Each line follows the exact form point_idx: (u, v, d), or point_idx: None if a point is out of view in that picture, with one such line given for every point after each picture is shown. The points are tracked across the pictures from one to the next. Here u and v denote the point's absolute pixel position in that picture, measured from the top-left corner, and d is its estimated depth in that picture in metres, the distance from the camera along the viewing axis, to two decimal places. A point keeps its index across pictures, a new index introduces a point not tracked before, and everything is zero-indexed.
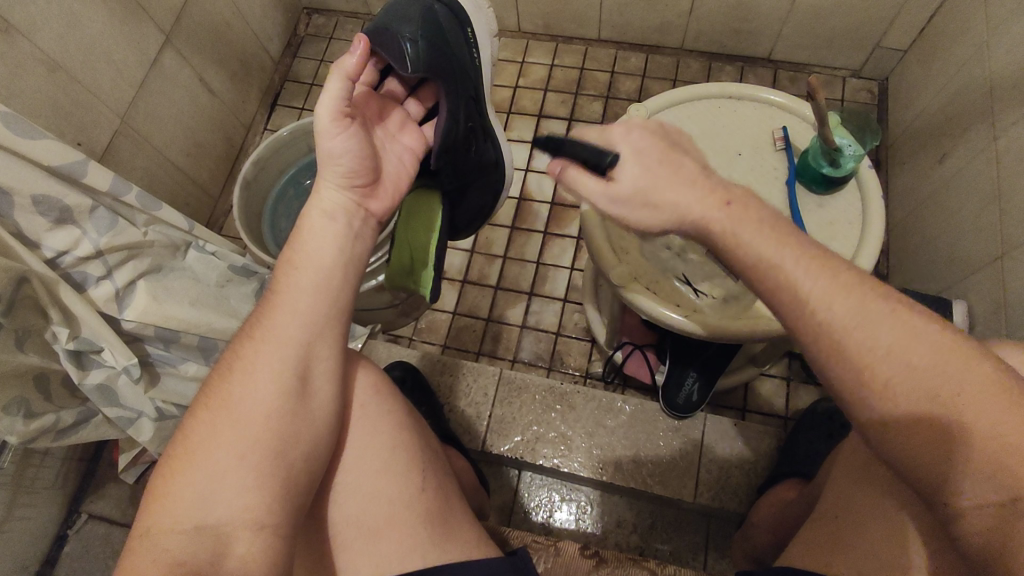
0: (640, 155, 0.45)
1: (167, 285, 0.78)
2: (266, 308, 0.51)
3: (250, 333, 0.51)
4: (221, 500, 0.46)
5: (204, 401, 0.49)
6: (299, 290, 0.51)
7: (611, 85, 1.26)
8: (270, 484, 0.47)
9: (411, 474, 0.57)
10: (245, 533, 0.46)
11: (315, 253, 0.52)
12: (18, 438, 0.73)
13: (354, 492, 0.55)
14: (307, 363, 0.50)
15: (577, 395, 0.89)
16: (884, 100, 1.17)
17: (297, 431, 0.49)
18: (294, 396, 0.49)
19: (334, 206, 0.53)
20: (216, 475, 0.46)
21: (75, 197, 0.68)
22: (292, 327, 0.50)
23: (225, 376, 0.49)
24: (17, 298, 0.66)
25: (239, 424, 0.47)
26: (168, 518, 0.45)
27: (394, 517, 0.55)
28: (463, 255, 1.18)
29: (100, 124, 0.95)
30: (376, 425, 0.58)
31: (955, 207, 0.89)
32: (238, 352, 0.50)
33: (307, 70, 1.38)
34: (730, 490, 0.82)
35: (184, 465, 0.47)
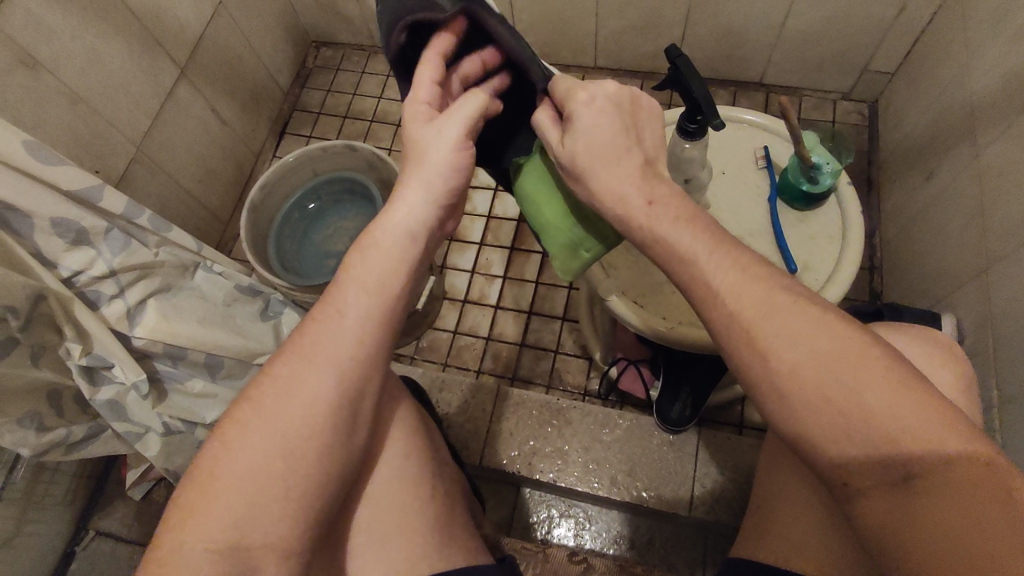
0: (593, 136, 0.49)
1: (175, 304, 0.82)
2: (324, 325, 0.49)
3: (303, 352, 0.48)
4: (261, 523, 0.45)
5: (246, 419, 0.47)
6: (360, 314, 0.49)
7: None
8: (307, 508, 0.47)
9: (423, 492, 0.58)
10: (273, 559, 0.46)
11: (386, 275, 0.49)
12: (30, 450, 0.76)
13: (370, 501, 0.57)
14: (360, 391, 0.50)
15: (573, 410, 0.90)
16: (874, 122, 1.20)
17: (336, 458, 0.49)
18: (340, 425, 0.49)
19: (417, 227, 0.50)
20: (254, 498, 0.45)
21: (91, 220, 0.71)
22: (347, 354, 0.48)
23: (273, 396, 0.47)
24: (34, 316, 0.70)
25: (285, 449, 0.46)
26: (196, 538, 0.44)
27: (406, 527, 0.56)
28: (464, 275, 1.20)
29: (117, 152, 1.00)
30: (390, 445, 0.58)
31: (942, 224, 0.91)
32: (289, 368, 0.48)
33: (315, 101, 1.43)
34: (724, 504, 0.82)
35: (218, 485, 0.45)
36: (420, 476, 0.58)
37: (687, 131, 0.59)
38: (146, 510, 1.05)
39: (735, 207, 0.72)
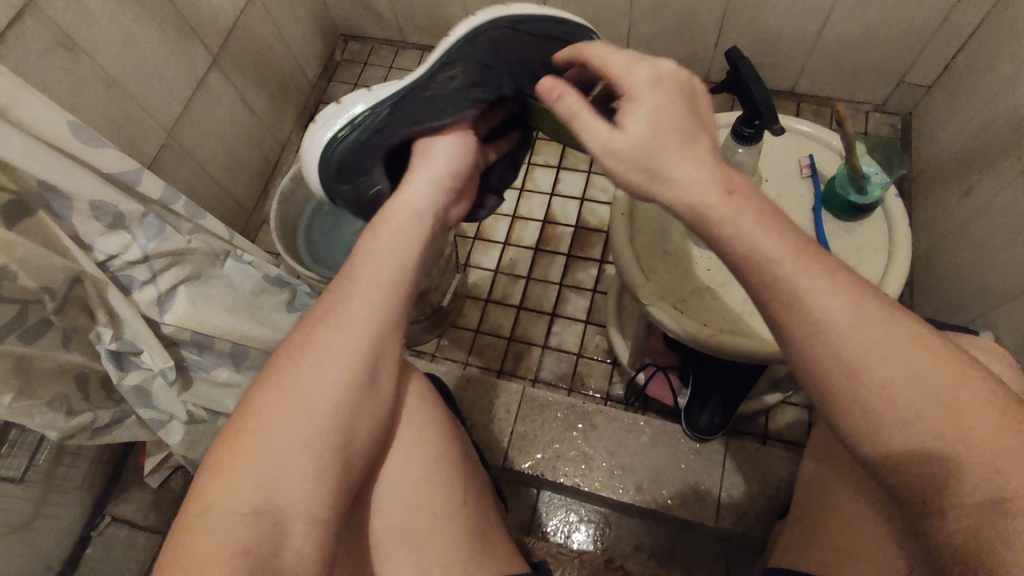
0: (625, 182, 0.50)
1: (205, 291, 0.81)
2: (342, 291, 0.52)
3: (322, 318, 0.51)
4: (284, 487, 0.46)
5: (269, 383, 0.49)
6: (379, 278, 0.52)
7: None
8: (329, 476, 0.48)
9: (453, 491, 0.57)
10: (298, 528, 0.46)
11: (400, 249, 0.53)
12: (57, 433, 0.75)
13: (395, 500, 0.56)
14: (378, 358, 0.52)
15: (599, 414, 0.89)
16: (907, 135, 1.18)
17: (357, 422, 0.50)
18: (363, 387, 0.51)
19: (419, 206, 0.56)
20: (278, 460, 0.46)
21: (127, 205, 0.70)
22: (365, 320, 0.51)
23: (299, 358, 0.49)
24: (68, 298, 0.70)
25: (310, 405, 0.48)
26: (223, 501, 0.44)
27: (436, 528, 0.55)
28: (487, 274, 1.20)
29: (149, 138, 1.00)
30: (417, 440, 0.57)
31: (981, 240, 0.89)
32: (310, 333, 0.50)
33: (342, 94, 1.43)
34: (751, 516, 0.81)
35: (244, 448, 0.46)
36: (448, 471, 0.58)
37: (742, 135, 0.59)
38: (162, 498, 1.04)
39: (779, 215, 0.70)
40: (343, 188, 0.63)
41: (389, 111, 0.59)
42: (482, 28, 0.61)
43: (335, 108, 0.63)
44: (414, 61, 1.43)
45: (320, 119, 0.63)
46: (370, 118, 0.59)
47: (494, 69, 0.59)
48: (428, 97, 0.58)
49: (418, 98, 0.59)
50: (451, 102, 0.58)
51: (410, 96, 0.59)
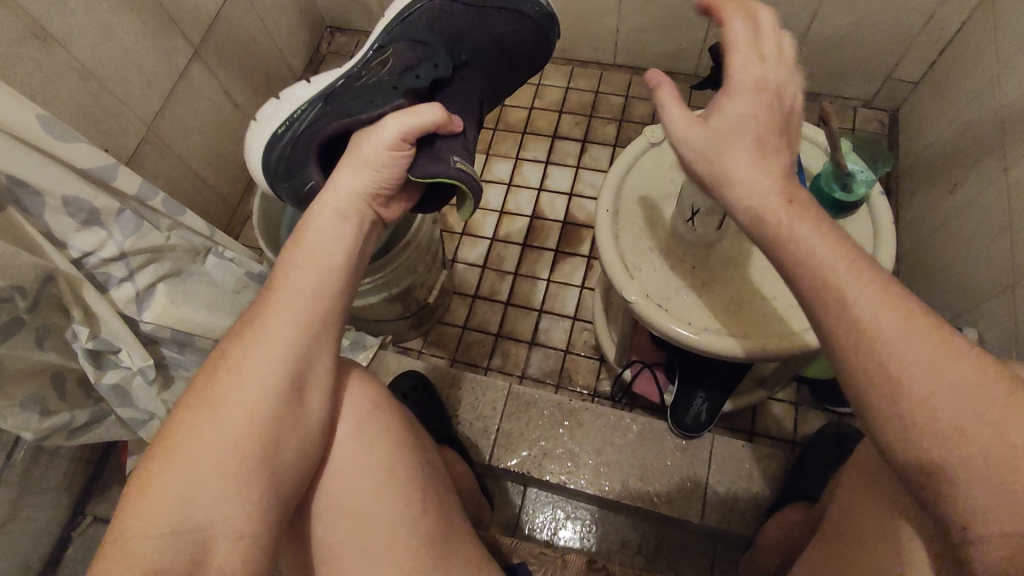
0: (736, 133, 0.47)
1: (186, 289, 0.81)
2: (262, 307, 0.51)
3: (241, 334, 0.50)
4: (202, 503, 0.45)
5: (187, 404, 0.48)
6: (299, 289, 0.51)
7: (625, 109, 1.29)
8: (253, 491, 0.47)
9: (406, 497, 0.55)
10: (227, 543, 0.45)
11: (317, 254, 0.52)
12: (31, 434, 0.74)
13: (347, 512, 0.54)
14: (298, 369, 0.50)
15: (585, 411, 0.89)
16: (894, 131, 1.18)
17: (283, 437, 0.49)
18: (285, 401, 0.49)
19: (343, 198, 0.54)
20: (195, 477, 0.45)
21: (103, 201, 0.69)
22: (286, 328, 0.50)
23: (214, 373, 0.49)
24: (42, 297, 0.68)
25: (224, 423, 0.47)
26: (143, 523, 0.44)
27: (393, 539, 0.53)
28: (475, 270, 1.19)
29: (127, 132, 0.97)
30: (366, 449, 0.56)
31: (965, 237, 0.90)
32: (227, 349, 0.50)
33: None
34: (736, 513, 0.81)
35: (163, 466, 0.46)
36: (400, 479, 0.56)
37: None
38: None
39: None
40: (283, 185, 0.65)
41: (329, 102, 0.63)
42: (410, 15, 0.69)
43: (274, 111, 0.67)
44: None
45: (260, 119, 0.69)
46: (310, 110, 0.64)
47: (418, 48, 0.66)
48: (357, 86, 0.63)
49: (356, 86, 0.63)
50: (387, 81, 0.62)
51: (348, 86, 0.64)
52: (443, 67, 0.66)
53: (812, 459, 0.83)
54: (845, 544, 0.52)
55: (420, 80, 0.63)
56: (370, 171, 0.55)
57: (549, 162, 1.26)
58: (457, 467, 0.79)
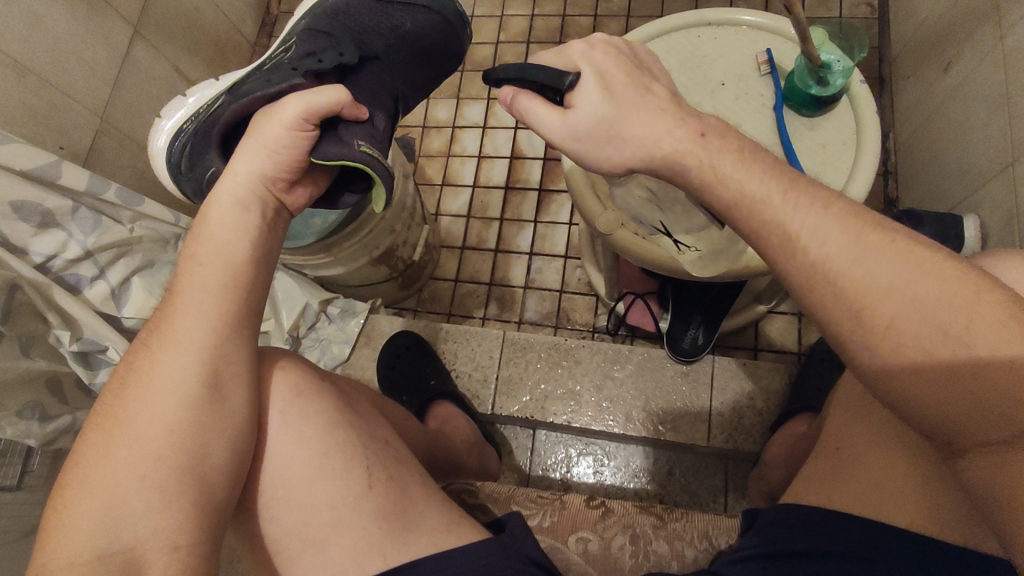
0: (601, 79, 0.46)
1: (161, 280, 0.80)
2: (166, 312, 0.48)
3: (144, 344, 0.48)
4: (125, 525, 0.42)
5: (95, 425, 0.45)
6: (204, 288, 0.48)
7: (596, 29, 1.21)
8: (178, 505, 0.43)
9: (350, 476, 0.49)
10: (156, 554, 0.42)
11: (202, 249, 0.50)
12: (37, 441, 0.70)
13: (288, 503, 0.48)
14: (211, 365, 0.47)
15: (581, 349, 0.88)
16: (884, 13, 1.10)
17: (205, 442, 0.45)
18: (199, 402, 0.46)
19: (245, 191, 0.52)
20: (115, 498, 0.43)
21: (54, 201, 0.68)
22: (190, 327, 0.47)
23: (120, 394, 0.46)
24: (13, 306, 0.66)
25: (134, 440, 0.44)
26: (63, 555, 0.41)
27: (339, 522, 0.48)
28: (460, 221, 1.16)
29: (80, 125, 0.94)
30: (296, 428, 0.50)
31: (963, 118, 0.84)
32: (132, 364, 0.47)
33: None
34: (743, 431, 0.81)
35: (79, 494, 0.43)
36: (339, 457, 0.50)
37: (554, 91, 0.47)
38: None
39: (741, 121, 0.66)
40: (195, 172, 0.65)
41: (238, 93, 0.62)
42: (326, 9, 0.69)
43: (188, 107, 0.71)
44: None
45: (167, 113, 0.74)
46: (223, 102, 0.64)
47: (328, 39, 0.65)
48: (252, 81, 0.62)
49: (264, 76, 0.62)
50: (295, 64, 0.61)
51: (257, 76, 0.63)
52: (352, 56, 0.64)
53: (815, 368, 0.82)
54: (848, 448, 0.50)
55: (326, 64, 0.62)
56: (268, 157, 0.53)
57: None
58: (455, 423, 0.81)
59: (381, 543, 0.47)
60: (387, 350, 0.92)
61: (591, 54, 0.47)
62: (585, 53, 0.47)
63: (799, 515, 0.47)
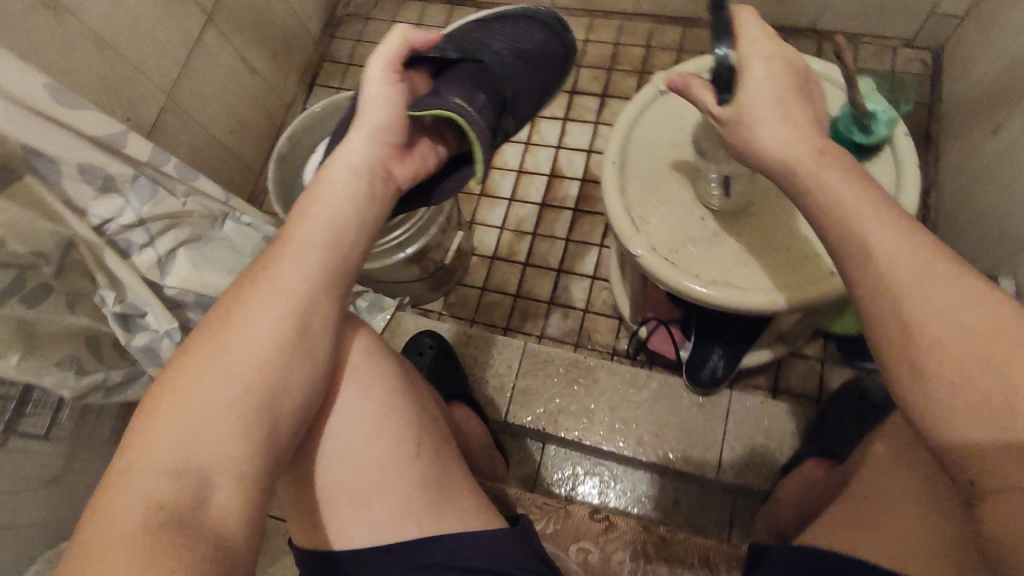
0: (772, 82, 0.49)
1: (205, 254, 0.83)
2: (273, 252, 0.49)
3: (251, 278, 0.48)
4: (201, 454, 0.41)
5: (190, 350, 0.45)
6: (308, 235, 0.49)
7: (646, 60, 1.24)
8: (258, 442, 0.44)
9: (405, 441, 0.51)
10: (226, 484, 0.41)
11: (321, 198, 0.51)
12: (70, 393, 0.73)
13: (344, 456, 0.50)
14: (308, 313, 0.48)
15: (600, 368, 0.89)
16: (936, 71, 1.10)
17: (291, 383, 0.46)
18: (294, 345, 0.47)
19: (357, 152, 0.53)
20: (195, 421, 0.42)
21: (117, 167, 0.72)
22: (294, 270, 0.48)
23: (219, 323, 0.46)
24: (68, 262, 0.70)
25: (228, 367, 0.44)
26: (142, 467, 0.41)
27: (386, 484, 0.49)
28: (494, 232, 1.18)
29: (147, 101, 0.99)
30: (365, 387, 0.52)
31: (1008, 182, 0.84)
32: (237, 296, 0.47)
33: (344, 51, 1.41)
34: (754, 469, 0.81)
35: (165, 413, 0.42)
36: (396, 422, 0.51)
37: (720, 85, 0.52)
38: None
39: None
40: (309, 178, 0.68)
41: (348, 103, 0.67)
42: None
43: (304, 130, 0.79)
44: (415, 12, 1.39)
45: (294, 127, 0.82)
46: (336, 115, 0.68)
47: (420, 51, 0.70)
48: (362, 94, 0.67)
49: None
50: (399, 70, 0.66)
51: None
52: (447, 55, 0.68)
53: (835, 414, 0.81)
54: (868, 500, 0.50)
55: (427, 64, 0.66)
56: (374, 120, 0.55)
57: (568, 118, 1.23)
58: (471, 424, 0.81)
59: (413, 513, 0.48)
60: (410, 347, 0.93)
61: (769, 59, 0.50)
62: (764, 60, 0.50)
63: (806, 554, 0.47)
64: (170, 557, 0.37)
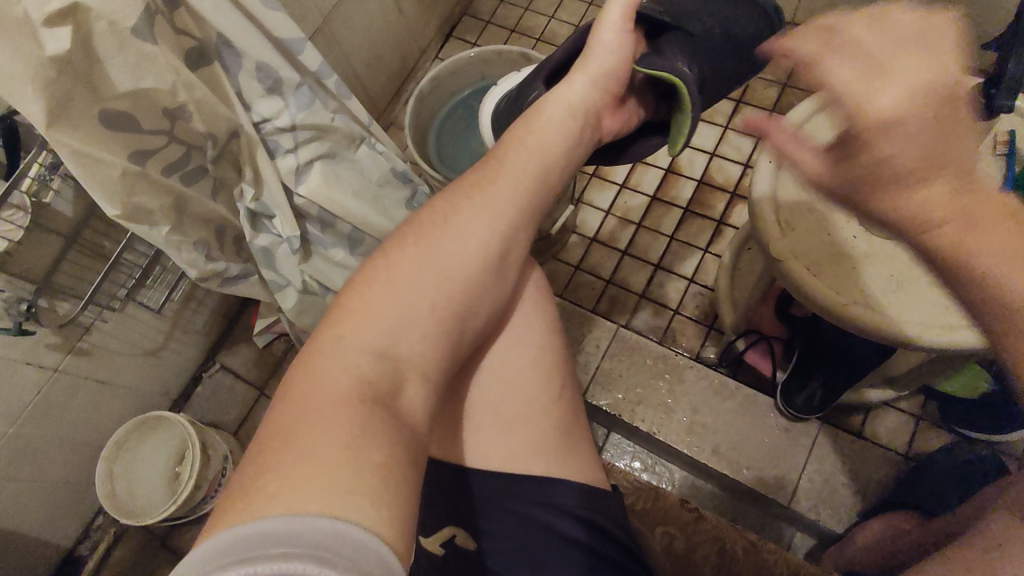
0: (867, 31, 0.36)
1: (338, 172, 0.84)
2: (494, 170, 0.51)
3: (471, 188, 0.50)
4: (404, 335, 0.44)
5: (408, 237, 0.47)
6: (528, 163, 0.51)
7: (793, 74, 1.19)
8: (447, 340, 0.46)
9: (551, 386, 0.55)
10: (417, 377, 0.44)
11: (544, 130, 0.53)
12: (195, 273, 0.79)
13: (498, 380, 0.53)
14: (513, 241, 0.50)
15: (688, 369, 0.88)
16: None
17: (484, 299, 0.49)
18: (495, 265, 0.49)
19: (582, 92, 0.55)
20: (407, 307, 0.44)
21: (287, 72, 0.73)
22: (513, 195, 0.50)
23: (439, 221, 0.48)
24: (224, 151, 0.75)
25: (443, 266, 0.46)
26: (355, 334, 0.42)
27: (529, 417, 0.53)
28: (599, 215, 1.17)
29: (307, 19, 1.03)
30: (528, 327, 0.55)
31: None
32: (456, 200, 0.49)
33: (486, 9, 1.43)
34: (827, 506, 0.79)
35: (379, 291, 0.44)
36: (549, 362, 0.55)
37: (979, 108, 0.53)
38: (269, 360, 1.12)
39: None
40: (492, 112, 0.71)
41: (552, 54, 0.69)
42: None
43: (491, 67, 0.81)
44: None
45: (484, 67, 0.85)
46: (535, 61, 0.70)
47: None
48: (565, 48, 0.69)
49: None
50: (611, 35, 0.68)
51: None
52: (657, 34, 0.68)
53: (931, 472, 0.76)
54: None
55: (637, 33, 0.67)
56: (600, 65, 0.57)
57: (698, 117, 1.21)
58: None
59: (547, 451, 0.52)
60: None
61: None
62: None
63: None
64: (381, 424, 0.38)
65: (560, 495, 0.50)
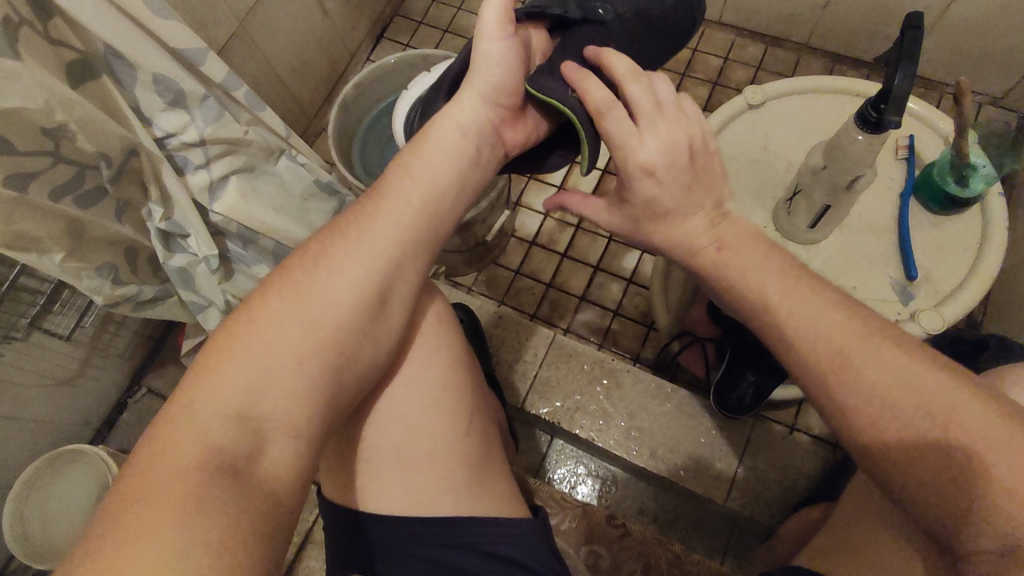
0: None
1: (256, 187, 0.81)
2: (367, 209, 0.49)
3: (342, 229, 0.49)
4: (270, 397, 0.43)
5: (273, 287, 0.46)
6: (404, 199, 0.50)
7: (723, 72, 1.21)
8: (319, 394, 0.45)
9: (457, 418, 0.55)
10: (284, 436, 0.43)
11: (424, 165, 0.51)
12: (103, 300, 0.74)
13: (398, 418, 0.54)
14: (390, 282, 0.49)
15: (626, 373, 0.88)
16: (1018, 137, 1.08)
17: (362, 345, 0.48)
18: (372, 309, 0.48)
19: (467, 119, 0.53)
20: (270, 364, 0.43)
21: (190, 84, 0.69)
22: (387, 235, 0.48)
23: (307, 267, 0.47)
24: (125, 168, 0.70)
25: (310, 318, 0.45)
26: (211, 399, 0.41)
27: (434, 456, 0.53)
28: (538, 218, 1.16)
29: (221, 24, 0.98)
30: (426, 362, 0.55)
31: None
32: (326, 243, 0.48)
33: (419, 9, 1.39)
34: (761, 502, 0.81)
35: (239, 349, 0.43)
36: (450, 397, 0.55)
37: (868, 120, 0.57)
38: None
39: (864, 198, 0.69)
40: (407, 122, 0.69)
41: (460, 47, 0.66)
42: None
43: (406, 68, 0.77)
44: None
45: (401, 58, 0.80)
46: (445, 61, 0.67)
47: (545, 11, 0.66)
48: None
49: None
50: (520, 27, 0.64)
51: None
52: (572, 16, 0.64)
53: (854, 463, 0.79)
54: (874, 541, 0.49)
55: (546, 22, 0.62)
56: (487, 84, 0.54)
57: None
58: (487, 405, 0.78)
59: (453, 485, 0.52)
60: None
61: None
62: None
63: None
64: (229, 499, 0.38)
65: (481, 534, 0.51)
